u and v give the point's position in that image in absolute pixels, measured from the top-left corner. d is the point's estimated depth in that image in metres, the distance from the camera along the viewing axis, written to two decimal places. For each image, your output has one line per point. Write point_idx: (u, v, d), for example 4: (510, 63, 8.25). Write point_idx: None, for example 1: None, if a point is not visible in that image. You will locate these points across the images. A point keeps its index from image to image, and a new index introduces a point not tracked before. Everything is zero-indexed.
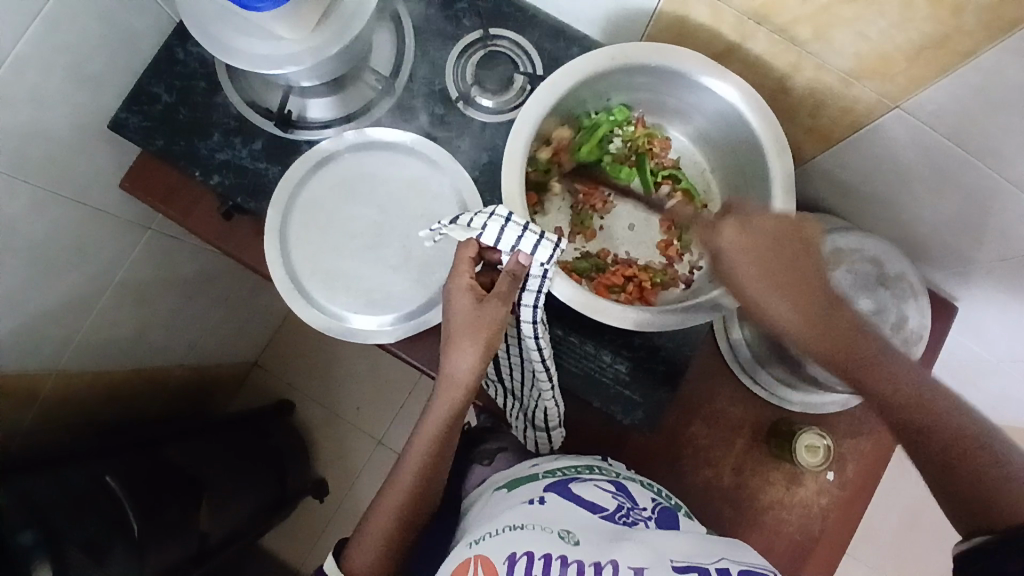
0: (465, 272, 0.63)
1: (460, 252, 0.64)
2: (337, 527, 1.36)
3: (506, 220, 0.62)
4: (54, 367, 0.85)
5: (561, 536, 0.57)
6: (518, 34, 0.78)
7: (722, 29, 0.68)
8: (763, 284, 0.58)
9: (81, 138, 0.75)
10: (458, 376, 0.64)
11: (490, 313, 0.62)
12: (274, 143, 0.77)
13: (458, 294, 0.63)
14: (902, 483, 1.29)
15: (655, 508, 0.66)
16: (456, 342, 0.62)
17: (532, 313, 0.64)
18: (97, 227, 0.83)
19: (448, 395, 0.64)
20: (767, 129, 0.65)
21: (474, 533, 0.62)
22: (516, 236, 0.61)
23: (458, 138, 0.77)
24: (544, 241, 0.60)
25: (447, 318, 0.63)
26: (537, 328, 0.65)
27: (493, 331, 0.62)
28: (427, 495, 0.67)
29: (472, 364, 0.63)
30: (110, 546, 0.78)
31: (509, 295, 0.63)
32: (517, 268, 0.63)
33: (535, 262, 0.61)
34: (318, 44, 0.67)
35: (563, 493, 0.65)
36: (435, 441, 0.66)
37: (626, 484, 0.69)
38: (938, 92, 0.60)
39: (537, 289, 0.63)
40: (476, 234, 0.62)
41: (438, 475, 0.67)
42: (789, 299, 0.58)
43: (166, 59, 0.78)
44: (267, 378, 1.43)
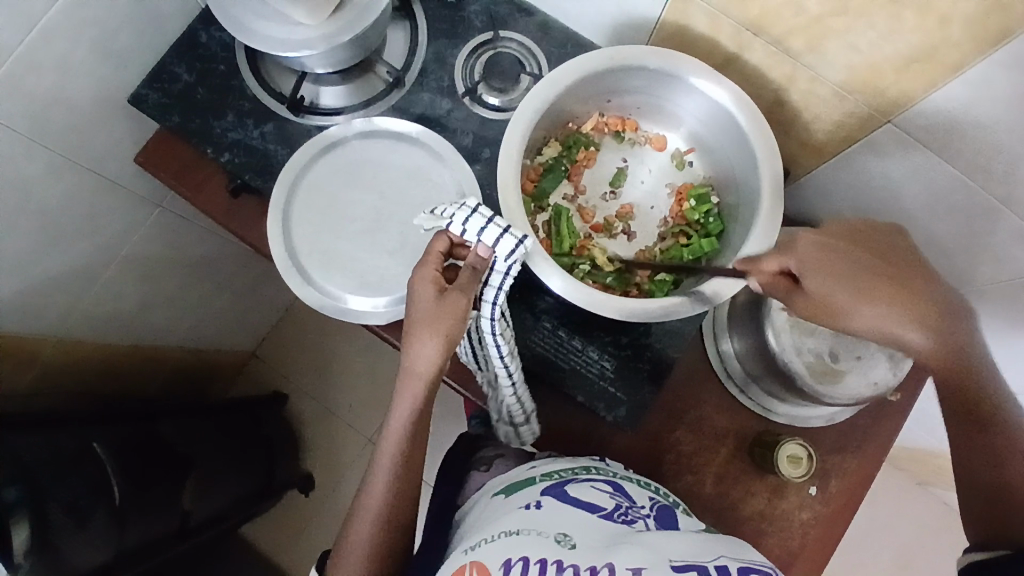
0: (430, 265, 0.64)
1: (430, 247, 0.65)
2: (322, 524, 1.36)
3: (472, 211, 0.64)
4: (55, 334, 0.88)
5: (557, 540, 0.58)
6: (526, 37, 0.82)
7: (721, 40, 0.70)
8: (846, 282, 0.56)
9: (101, 111, 0.78)
10: (419, 368, 0.63)
11: (448, 306, 0.62)
12: (285, 126, 0.80)
13: (419, 290, 0.63)
14: (893, 519, 1.27)
15: (653, 506, 0.67)
16: (415, 334, 0.62)
17: (492, 308, 0.65)
18: (109, 199, 0.86)
19: (411, 388, 0.64)
20: (757, 132, 0.67)
21: (469, 541, 0.62)
22: (480, 227, 0.63)
23: (463, 132, 0.80)
24: (506, 234, 0.62)
25: (409, 312, 0.63)
26: (496, 322, 0.66)
27: (453, 322, 0.62)
28: (403, 493, 0.67)
29: (435, 356, 0.62)
30: (92, 510, 0.80)
31: (469, 286, 0.63)
32: (478, 260, 0.64)
33: (498, 254, 0.63)
34: (332, 32, 0.70)
35: (560, 496, 0.65)
36: (401, 436, 0.66)
37: (623, 484, 0.70)
38: (928, 107, 0.62)
39: (498, 284, 0.64)
40: (446, 227, 0.64)
41: (411, 470, 0.67)
42: (891, 302, 0.55)
43: (190, 41, 0.81)
44: (265, 370, 1.44)
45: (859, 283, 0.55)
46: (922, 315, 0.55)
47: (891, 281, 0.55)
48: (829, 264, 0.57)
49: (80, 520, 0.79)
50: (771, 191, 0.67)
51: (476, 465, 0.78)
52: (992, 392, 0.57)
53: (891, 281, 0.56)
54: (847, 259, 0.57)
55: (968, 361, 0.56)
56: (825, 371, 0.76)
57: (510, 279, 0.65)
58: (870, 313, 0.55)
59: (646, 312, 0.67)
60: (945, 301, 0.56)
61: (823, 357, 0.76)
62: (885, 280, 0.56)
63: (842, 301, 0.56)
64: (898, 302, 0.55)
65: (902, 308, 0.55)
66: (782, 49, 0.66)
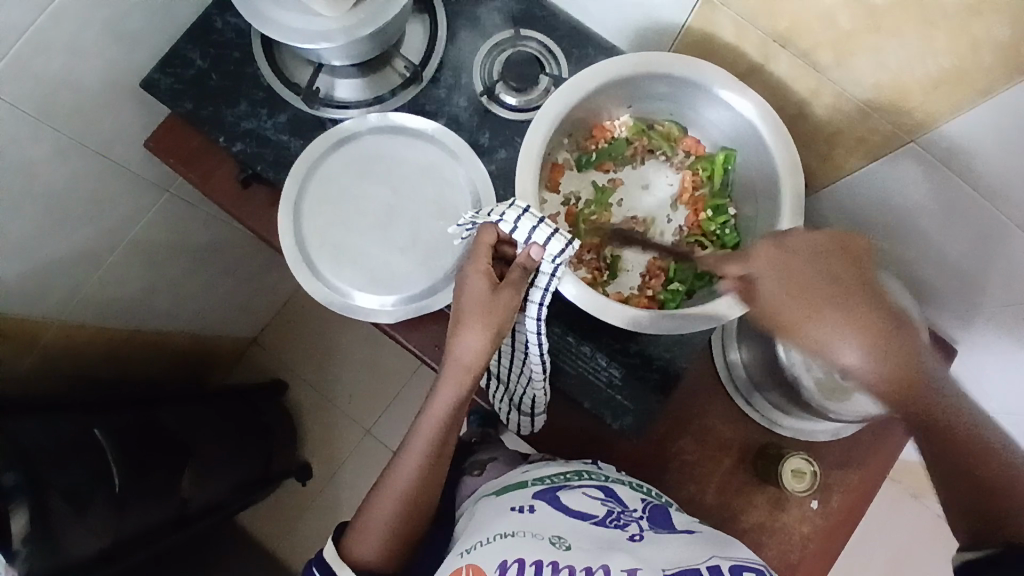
0: (481, 258, 0.63)
1: (478, 238, 0.64)
2: (318, 513, 1.36)
3: (524, 211, 0.63)
4: (58, 317, 0.87)
5: (552, 542, 0.59)
6: (547, 37, 0.80)
7: (747, 50, 0.69)
8: (807, 302, 0.55)
9: (112, 93, 0.77)
10: (464, 360, 0.63)
11: (501, 302, 0.62)
12: (299, 117, 0.79)
13: (471, 282, 0.63)
14: (886, 532, 1.28)
15: (646, 508, 0.66)
16: (465, 324, 0.62)
17: (538, 310, 0.65)
18: (116, 182, 0.85)
19: (453, 380, 0.64)
20: (781, 146, 0.67)
21: (464, 545, 0.63)
22: (531, 227, 0.62)
23: (478, 131, 0.79)
24: (557, 234, 0.61)
25: (458, 302, 0.63)
26: (540, 324, 0.66)
27: (503, 319, 0.62)
28: (428, 484, 0.66)
29: (481, 349, 0.62)
30: (90, 495, 0.80)
31: (521, 285, 0.63)
32: (528, 260, 0.63)
33: (547, 254, 0.62)
34: (352, 25, 0.69)
35: (553, 502, 0.65)
36: (436, 427, 0.65)
37: (616, 488, 0.69)
38: (953, 130, 0.61)
39: (544, 286, 0.64)
40: (494, 222, 0.63)
41: (441, 463, 0.67)
42: (849, 321, 0.54)
43: (205, 26, 0.80)
44: (265, 357, 1.43)
45: (817, 289, 0.55)
46: (880, 334, 0.53)
47: (858, 298, 0.55)
48: (779, 279, 0.58)
49: (78, 507, 0.78)
50: (791, 208, 0.67)
51: (470, 469, 0.80)
52: (960, 415, 0.53)
53: (853, 304, 0.54)
54: (818, 268, 0.57)
55: (925, 385, 0.53)
56: (834, 389, 0.75)
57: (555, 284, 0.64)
58: (835, 336, 0.54)
59: (665, 325, 0.67)
60: (915, 342, 0.54)
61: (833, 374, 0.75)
62: (852, 290, 0.55)
63: (795, 319, 0.56)
64: (851, 318, 0.54)
65: (860, 333, 0.53)
66: (809, 62, 0.65)
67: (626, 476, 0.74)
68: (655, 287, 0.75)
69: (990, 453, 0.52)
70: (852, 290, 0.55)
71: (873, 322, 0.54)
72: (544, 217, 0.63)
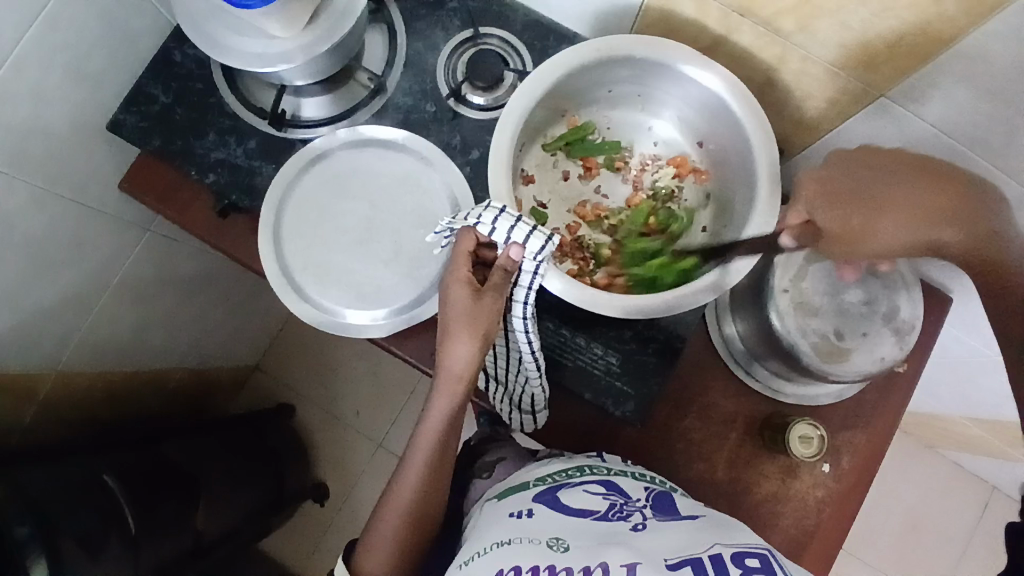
0: (463, 266, 0.63)
1: (458, 245, 0.64)
2: (338, 530, 1.36)
3: (500, 210, 0.62)
4: (54, 366, 0.88)
5: (550, 546, 0.59)
6: (508, 33, 0.80)
7: (708, 23, 0.68)
8: (873, 206, 0.60)
9: (79, 138, 0.77)
10: (457, 369, 0.63)
11: (486, 307, 0.62)
12: (269, 141, 0.78)
13: (454, 290, 0.63)
14: (904, 483, 1.28)
15: (649, 496, 0.67)
16: (453, 334, 0.62)
17: (523, 308, 0.65)
18: (95, 226, 0.84)
19: (447, 390, 0.64)
20: (751, 116, 0.67)
21: (463, 554, 0.63)
22: (509, 226, 0.61)
23: (449, 135, 0.78)
24: (536, 231, 0.61)
25: (445, 313, 0.63)
26: (527, 322, 0.66)
27: (489, 323, 0.62)
28: (433, 495, 0.66)
29: (472, 356, 0.62)
30: (105, 541, 0.80)
31: (503, 287, 0.63)
32: (508, 262, 0.62)
33: (527, 252, 0.61)
34: (308, 42, 0.68)
35: (553, 502, 0.66)
36: (436, 438, 0.65)
37: (617, 480, 0.69)
38: (922, 81, 0.60)
39: (528, 284, 0.63)
40: (472, 226, 0.63)
41: (444, 473, 0.67)
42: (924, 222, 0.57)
43: (164, 60, 0.79)
44: (268, 381, 1.43)
45: (875, 193, 0.60)
46: (966, 234, 0.55)
47: (931, 193, 0.58)
48: (862, 176, 0.62)
49: (94, 551, 0.78)
50: (768, 178, 0.66)
51: (477, 472, 0.80)
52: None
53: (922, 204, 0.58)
54: (874, 170, 0.61)
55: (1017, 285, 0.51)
56: (832, 351, 0.75)
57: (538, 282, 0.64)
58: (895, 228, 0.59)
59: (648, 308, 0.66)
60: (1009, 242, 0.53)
61: (829, 337, 0.75)
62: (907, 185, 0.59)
63: (874, 216, 0.61)
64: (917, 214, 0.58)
65: (937, 227, 0.57)
66: (771, 29, 0.64)
67: (635, 467, 0.74)
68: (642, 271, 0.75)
69: None
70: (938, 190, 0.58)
71: (935, 214, 0.57)
72: (521, 215, 0.63)
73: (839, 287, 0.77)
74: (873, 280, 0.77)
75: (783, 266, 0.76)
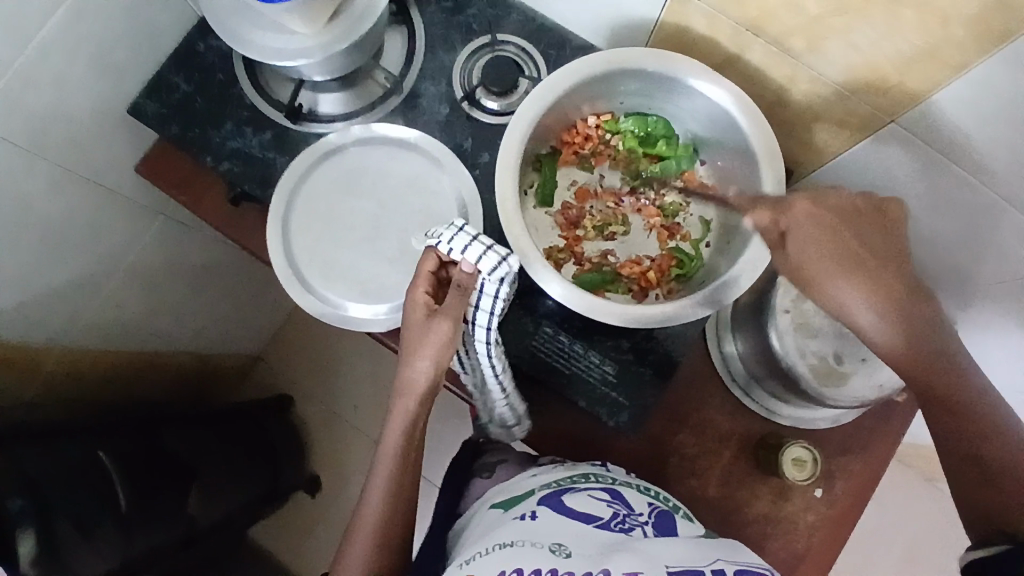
0: (421, 286, 0.65)
1: (420, 265, 0.66)
2: (329, 525, 1.36)
3: (458, 229, 0.65)
4: (61, 342, 0.89)
5: (551, 551, 0.59)
6: (525, 40, 0.81)
7: (720, 40, 0.69)
8: (837, 266, 0.58)
9: (100, 121, 0.79)
10: (417, 383, 0.66)
11: (439, 325, 0.63)
12: (283, 133, 0.80)
13: (411, 311, 0.65)
14: (902, 516, 1.26)
15: (652, 512, 0.68)
16: (410, 349, 0.65)
17: (486, 332, 0.66)
18: (111, 208, 0.87)
19: (406, 404, 0.67)
20: (758, 134, 0.67)
21: (464, 554, 0.63)
22: (464, 244, 0.64)
23: (461, 137, 0.79)
24: (488, 250, 0.63)
25: (404, 331, 0.66)
26: (490, 344, 0.66)
27: (445, 340, 0.64)
28: (397, 506, 0.69)
29: (429, 369, 0.65)
30: (99, 523, 0.82)
31: (457, 304, 0.64)
32: (462, 278, 0.64)
33: (481, 271, 0.63)
34: (330, 40, 0.70)
35: (557, 506, 0.67)
36: (396, 451, 0.69)
37: (622, 491, 0.70)
38: (929, 107, 0.60)
39: (485, 304, 0.65)
40: (433, 247, 0.65)
41: (405, 484, 0.69)
42: (875, 292, 0.57)
43: (187, 50, 0.81)
44: (270, 373, 1.45)
45: (845, 261, 0.58)
46: (905, 313, 0.56)
47: (892, 262, 0.58)
48: (813, 239, 0.59)
49: (86, 532, 0.80)
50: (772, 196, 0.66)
51: (479, 472, 0.80)
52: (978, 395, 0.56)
53: (886, 276, 0.57)
54: (849, 232, 0.59)
55: (945, 363, 0.56)
56: (829, 372, 0.75)
57: (498, 298, 0.65)
58: (855, 298, 0.57)
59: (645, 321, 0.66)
60: (939, 313, 0.57)
61: (828, 359, 0.75)
62: (867, 260, 0.57)
63: (821, 275, 0.58)
64: (875, 282, 0.57)
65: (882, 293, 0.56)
66: (782, 49, 0.65)
67: (634, 480, 0.75)
68: (658, 279, 0.75)
69: (1014, 447, 0.54)
70: (890, 260, 0.58)
71: (902, 292, 0.57)
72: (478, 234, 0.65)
73: None
74: None
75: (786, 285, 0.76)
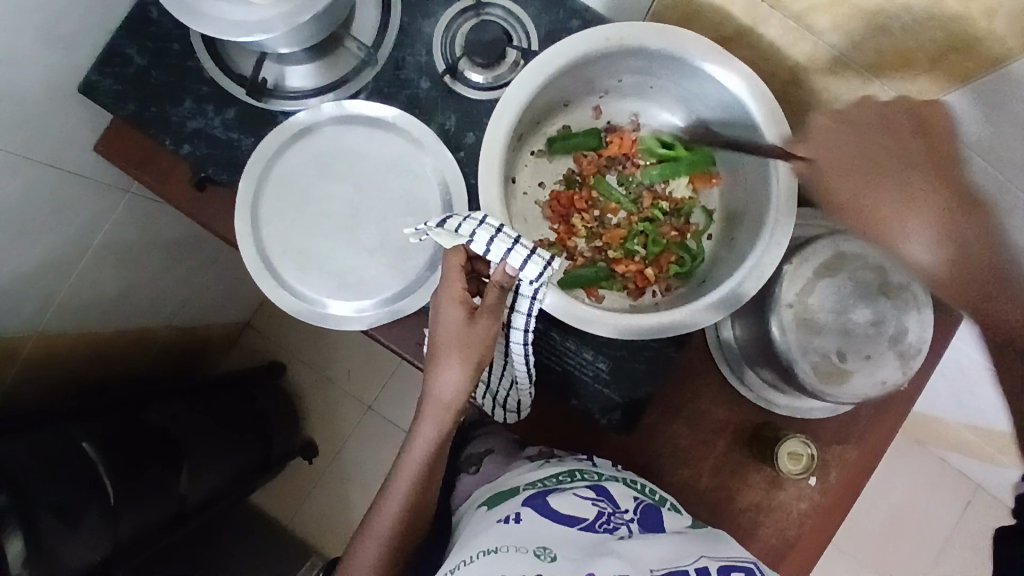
0: (455, 282, 0.58)
1: (449, 260, 0.59)
2: (326, 488, 1.38)
3: (497, 229, 0.57)
4: (34, 329, 0.85)
5: (536, 555, 0.57)
6: (512, 2, 0.73)
7: (733, 11, 0.61)
8: (859, 177, 0.53)
9: (49, 100, 0.71)
10: (445, 397, 0.60)
11: (480, 332, 0.57)
12: (249, 112, 0.73)
13: (446, 311, 0.58)
14: (890, 480, 1.28)
15: (638, 508, 0.66)
16: (442, 358, 0.58)
17: (522, 336, 0.62)
18: (72, 191, 0.81)
19: (434, 417, 0.61)
20: (772, 124, 0.62)
21: (450, 561, 0.62)
22: (506, 248, 0.56)
23: (443, 115, 0.73)
24: (535, 258, 0.55)
25: (434, 333, 0.59)
26: (527, 346, 0.63)
27: (485, 350, 0.58)
28: (417, 515, 0.64)
29: (461, 381, 0.58)
30: (82, 513, 0.79)
31: (499, 307, 0.58)
32: (504, 278, 0.57)
33: (524, 277, 0.56)
34: (290, 11, 0.62)
35: (542, 509, 0.65)
36: (421, 463, 0.62)
37: (608, 486, 0.68)
38: (960, 98, 0.54)
39: (526, 310, 0.59)
40: (464, 242, 0.57)
41: (427, 496, 0.64)
42: (938, 225, 0.48)
43: (139, 17, 0.73)
44: (259, 339, 1.42)
45: (871, 167, 0.53)
46: (967, 240, 0.47)
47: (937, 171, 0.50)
48: (842, 149, 0.55)
49: (71, 523, 0.78)
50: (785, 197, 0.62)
51: (465, 466, 0.80)
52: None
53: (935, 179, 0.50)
54: (880, 146, 0.53)
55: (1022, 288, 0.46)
56: (831, 372, 0.72)
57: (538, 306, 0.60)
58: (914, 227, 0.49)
59: (669, 330, 0.62)
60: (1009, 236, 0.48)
61: (830, 358, 0.72)
62: (902, 168, 0.51)
63: (855, 194, 0.53)
64: (914, 195, 0.50)
65: (937, 215, 0.48)
66: (802, 25, 0.57)
67: (621, 472, 0.73)
68: (656, 275, 0.71)
69: None
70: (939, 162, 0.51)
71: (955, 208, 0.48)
72: (521, 235, 0.57)
73: (849, 302, 0.73)
74: (883, 300, 0.73)
75: (789, 279, 0.72)
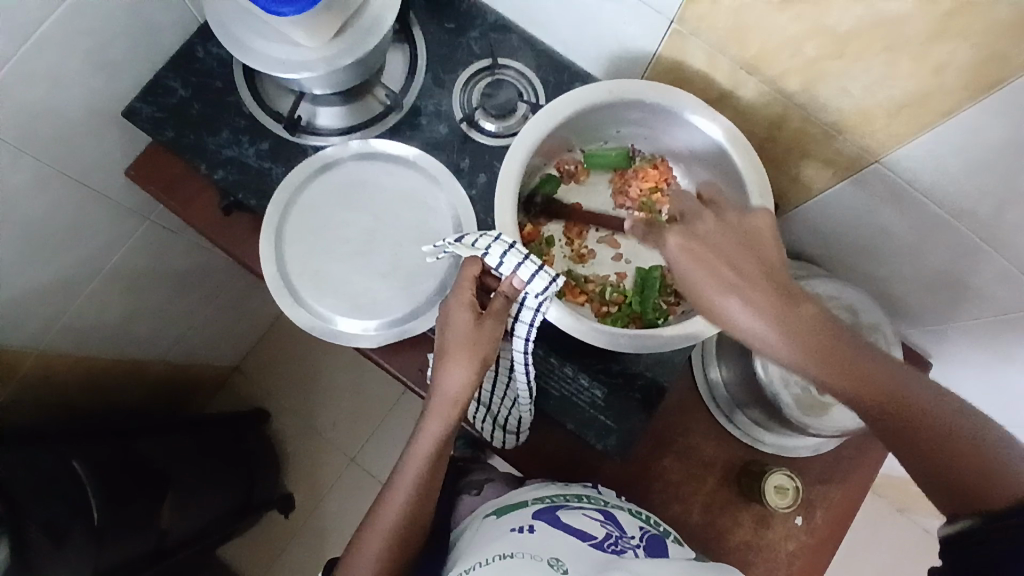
0: (466, 289, 0.63)
1: (464, 271, 0.64)
2: (300, 546, 1.33)
3: (510, 245, 0.62)
4: (38, 345, 0.87)
5: (550, 565, 0.58)
6: (525, 65, 0.83)
7: (716, 76, 0.71)
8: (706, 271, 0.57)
9: (92, 123, 0.78)
10: (452, 395, 0.63)
11: (487, 333, 0.62)
12: (281, 143, 0.80)
13: (456, 315, 0.62)
14: (874, 546, 1.29)
15: (643, 535, 0.68)
16: (451, 358, 0.62)
17: (524, 344, 0.65)
18: (96, 210, 0.85)
19: (441, 414, 0.63)
20: (750, 168, 0.70)
21: (461, 563, 0.62)
22: (517, 262, 0.61)
23: (458, 157, 0.80)
24: (543, 271, 0.60)
25: (444, 336, 0.63)
26: (528, 355, 0.66)
27: (490, 351, 0.62)
28: (418, 518, 0.65)
29: (467, 381, 0.62)
30: (69, 530, 0.77)
31: (504, 314, 0.63)
32: (511, 290, 0.63)
33: (530, 291, 0.62)
34: (331, 55, 0.70)
35: (553, 521, 0.66)
36: (425, 463, 0.64)
37: (614, 513, 0.70)
38: (915, 148, 0.62)
39: (529, 320, 0.64)
40: (480, 254, 0.63)
41: (429, 500, 0.65)
42: (756, 301, 0.55)
43: (186, 56, 0.81)
44: (246, 384, 1.42)
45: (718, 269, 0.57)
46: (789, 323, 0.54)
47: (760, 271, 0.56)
48: (696, 261, 0.58)
49: (58, 539, 0.75)
50: None
51: (466, 489, 0.80)
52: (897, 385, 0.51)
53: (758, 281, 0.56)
54: (722, 253, 0.57)
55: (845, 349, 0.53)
56: (813, 404, 0.78)
57: (540, 317, 0.64)
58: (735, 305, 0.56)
59: (669, 341, 0.67)
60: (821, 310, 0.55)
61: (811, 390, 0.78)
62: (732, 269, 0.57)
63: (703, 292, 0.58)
64: (749, 284, 0.56)
65: (764, 301, 0.55)
66: (776, 88, 0.67)
67: (624, 502, 0.75)
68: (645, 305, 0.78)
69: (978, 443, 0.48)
70: (763, 265, 0.57)
71: (772, 299, 0.55)
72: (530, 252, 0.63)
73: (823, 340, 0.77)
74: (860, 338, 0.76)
75: None
